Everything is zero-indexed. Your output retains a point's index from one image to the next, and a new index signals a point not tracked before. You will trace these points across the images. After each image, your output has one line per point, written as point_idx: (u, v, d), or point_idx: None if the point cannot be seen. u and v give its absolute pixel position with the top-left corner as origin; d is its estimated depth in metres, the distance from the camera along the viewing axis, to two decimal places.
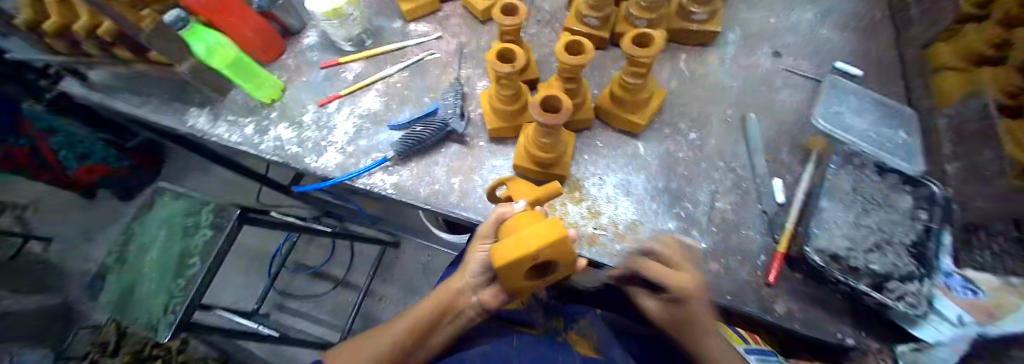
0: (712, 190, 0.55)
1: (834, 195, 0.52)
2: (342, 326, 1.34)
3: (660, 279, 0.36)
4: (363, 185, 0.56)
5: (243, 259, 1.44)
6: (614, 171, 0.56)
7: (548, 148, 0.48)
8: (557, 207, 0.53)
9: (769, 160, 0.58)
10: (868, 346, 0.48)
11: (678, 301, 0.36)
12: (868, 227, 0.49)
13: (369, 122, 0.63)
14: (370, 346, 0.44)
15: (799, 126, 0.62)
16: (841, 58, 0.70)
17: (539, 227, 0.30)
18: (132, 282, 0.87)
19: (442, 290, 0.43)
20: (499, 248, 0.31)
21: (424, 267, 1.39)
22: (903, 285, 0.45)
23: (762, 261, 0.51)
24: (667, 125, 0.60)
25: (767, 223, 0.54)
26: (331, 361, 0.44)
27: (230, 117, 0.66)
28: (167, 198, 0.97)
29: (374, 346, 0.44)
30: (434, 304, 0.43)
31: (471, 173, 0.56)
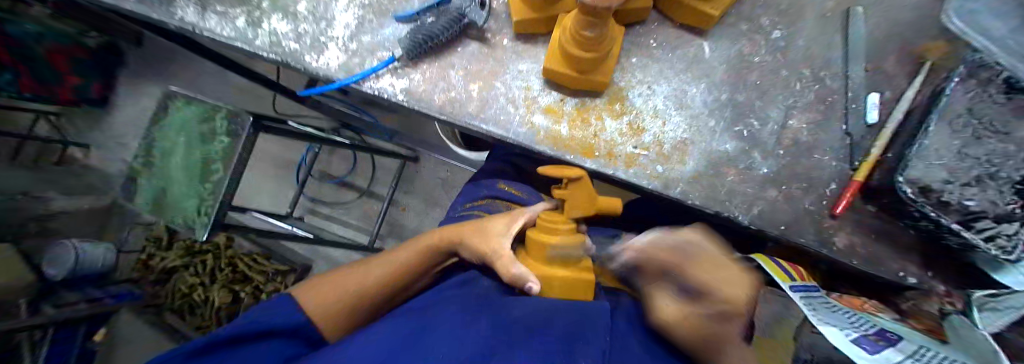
0: (788, 105, 0.46)
1: (946, 116, 0.40)
2: (371, 231, 1.42)
3: (713, 286, 0.32)
4: (371, 90, 0.49)
5: (270, 168, 1.47)
6: (668, 78, 0.46)
7: (591, 46, 0.38)
8: (592, 123, 0.46)
9: (870, 70, 0.46)
10: (931, 287, 0.44)
11: (727, 315, 0.32)
12: (974, 158, 0.39)
13: (371, 13, 0.53)
14: (355, 280, 0.44)
15: (921, 27, 0.47)
16: None
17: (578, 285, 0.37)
18: (164, 185, 0.88)
19: (446, 230, 0.46)
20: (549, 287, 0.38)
21: (444, 182, 1.37)
22: (998, 225, 0.37)
23: (830, 190, 0.44)
24: (745, 19, 0.47)
25: (848, 148, 0.45)
26: (306, 289, 0.42)
27: (218, 6, 0.54)
28: (178, 102, 0.87)
29: (359, 281, 0.43)
30: (434, 241, 0.46)
31: (492, 78, 0.48)
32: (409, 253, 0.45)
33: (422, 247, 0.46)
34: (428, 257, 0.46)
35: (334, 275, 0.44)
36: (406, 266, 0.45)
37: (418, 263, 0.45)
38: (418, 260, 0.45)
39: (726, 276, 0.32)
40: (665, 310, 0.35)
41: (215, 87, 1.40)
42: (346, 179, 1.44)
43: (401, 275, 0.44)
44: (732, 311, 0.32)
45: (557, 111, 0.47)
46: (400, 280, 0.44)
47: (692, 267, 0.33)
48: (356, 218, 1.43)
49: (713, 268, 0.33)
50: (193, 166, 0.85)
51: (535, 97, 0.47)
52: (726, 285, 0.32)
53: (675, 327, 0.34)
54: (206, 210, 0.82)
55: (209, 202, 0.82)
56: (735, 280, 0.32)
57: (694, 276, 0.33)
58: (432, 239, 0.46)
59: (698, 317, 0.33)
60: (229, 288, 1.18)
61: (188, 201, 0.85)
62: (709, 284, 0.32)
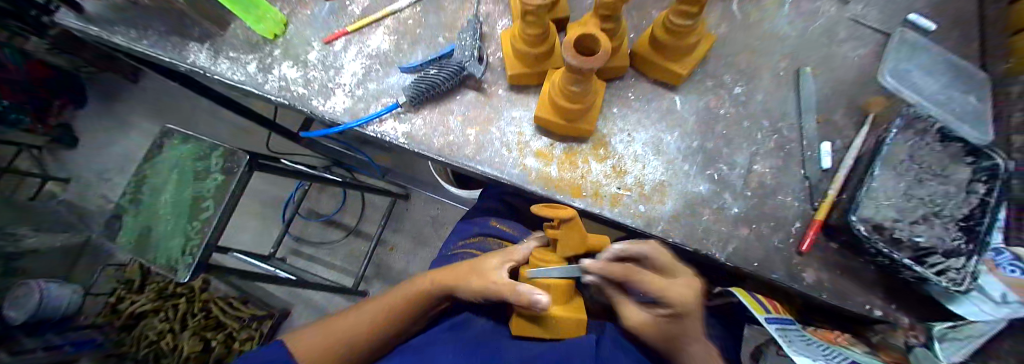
0: (752, 152, 0.51)
1: (889, 162, 0.46)
2: (356, 273, 1.39)
3: (666, 300, 0.37)
4: (374, 133, 0.52)
5: (256, 205, 1.45)
6: (645, 127, 0.52)
7: (576, 98, 0.43)
8: (579, 165, 0.50)
9: (821, 121, 0.52)
10: (899, 322, 0.45)
11: (676, 315, 0.38)
12: (919, 198, 0.45)
13: (378, 63, 0.58)
14: (353, 321, 0.44)
15: (858, 86, 0.54)
16: (919, 6, 0.59)
17: (562, 324, 0.39)
18: (148, 222, 0.85)
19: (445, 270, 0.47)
20: (531, 330, 0.40)
21: (434, 221, 1.38)
22: (946, 261, 0.42)
23: (796, 229, 0.48)
24: (710, 77, 0.54)
25: (809, 189, 0.49)
26: (305, 332, 0.43)
27: (232, 53, 0.59)
28: (175, 140, 0.88)
29: (357, 322, 0.44)
30: (432, 280, 0.46)
31: (488, 124, 0.52)
32: (403, 294, 0.46)
33: (415, 289, 0.46)
34: (427, 298, 0.46)
35: (333, 318, 0.45)
36: (404, 307, 0.45)
37: (410, 306, 0.45)
38: (416, 300, 0.46)
39: (667, 283, 0.38)
40: (633, 317, 0.40)
41: (209, 124, 1.41)
42: (334, 217, 1.43)
43: (394, 318, 0.45)
44: (683, 313, 0.37)
45: (547, 155, 0.51)
46: (393, 324, 0.45)
47: (646, 281, 0.37)
48: (341, 258, 1.41)
49: (660, 284, 0.37)
50: (182, 203, 0.84)
51: (527, 141, 0.51)
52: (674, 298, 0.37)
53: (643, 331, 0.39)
54: (192, 248, 0.80)
55: (197, 241, 0.80)
56: (674, 286, 0.37)
57: (651, 289, 0.37)
58: (430, 278, 0.47)
59: (663, 325, 0.38)
60: (199, 336, 1.12)
61: (171, 238, 0.82)
62: (662, 297, 0.37)
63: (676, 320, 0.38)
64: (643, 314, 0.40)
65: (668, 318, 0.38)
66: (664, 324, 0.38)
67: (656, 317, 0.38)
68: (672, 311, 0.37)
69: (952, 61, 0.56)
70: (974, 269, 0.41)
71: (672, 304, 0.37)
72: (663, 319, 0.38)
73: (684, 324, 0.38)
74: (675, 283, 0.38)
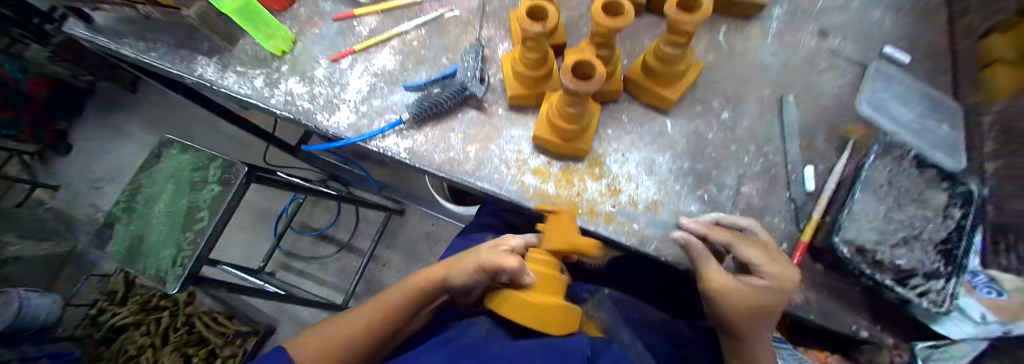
0: (739, 174, 0.53)
1: (869, 187, 0.49)
2: (347, 289, 1.36)
3: (761, 264, 0.39)
4: (376, 147, 0.54)
5: (249, 217, 1.44)
6: (638, 148, 0.54)
7: (572, 119, 0.45)
8: (575, 183, 0.52)
9: (804, 147, 0.55)
10: (885, 342, 0.46)
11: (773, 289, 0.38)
12: (899, 221, 0.47)
13: (382, 81, 0.60)
14: (349, 323, 0.45)
15: (838, 114, 0.58)
16: (893, 42, 0.64)
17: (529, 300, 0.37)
18: (141, 231, 0.84)
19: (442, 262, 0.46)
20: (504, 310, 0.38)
21: (428, 236, 1.38)
22: (927, 282, 0.44)
23: (783, 249, 0.50)
24: (699, 102, 0.57)
25: (794, 211, 0.51)
26: (306, 338, 0.44)
27: (240, 67, 0.61)
28: (173, 150, 0.88)
29: (352, 324, 0.45)
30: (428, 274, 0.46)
31: (488, 141, 0.54)
32: (399, 290, 0.46)
33: (410, 287, 0.46)
34: (423, 292, 0.45)
35: (333, 321, 0.46)
36: (398, 305, 0.45)
37: (406, 306, 0.45)
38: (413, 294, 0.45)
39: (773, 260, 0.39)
40: (711, 281, 0.40)
41: (207, 135, 1.41)
42: (328, 231, 1.42)
43: (389, 317, 0.45)
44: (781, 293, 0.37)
45: (544, 172, 0.53)
46: (389, 325, 0.45)
47: (749, 252, 0.40)
48: (332, 273, 1.39)
49: (763, 252, 0.40)
50: (177, 213, 0.83)
51: (525, 159, 0.53)
52: (774, 268, 0.38)
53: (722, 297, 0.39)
54: (182, 259, 0.79)
55: (188, 253, 0.79)
56: (780, 265, 0.39)
57: (750, 255, 0.40)
58: (426, 272, 0.46)
59: (757, 294, 0.38)
60: (181, 352, 1.09)
61: (162, 249, 0.81)
62: (761, 263, 0.39)
63: (774, 291, 0.38)
64: (728, 279, 0.40)
65: (760, 285, 0.38)
66: (758, 292, 0.38)
67: (744, 283, 0.39)
68: (767, 277, 0.38)
69: (927, 92, 0.60)
70: (952, 291, 0.43)
71: (772, 273, 0.38)
72: (761, 289, 0.38)
73: (778, 296, 0.37)
74: (779, 258, 0.40)
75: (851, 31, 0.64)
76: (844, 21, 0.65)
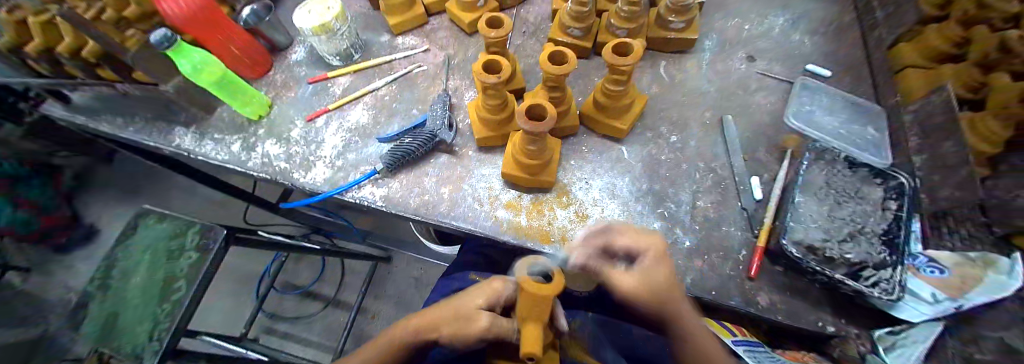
0: (694, 189, 0.58)
1: (809, 189, 0.54)
2: (334, 346, 1.30)
3: (640, 249, 0.37)
4: (353, 198, 0.56)
5: (229, 281, 1.40)
6: (600, 174, 0.58)
7: (535, 155, 0.49)
8: (546, 213, 0.55)
9: (748, 159, 0.61)
10: (848, 332, 0.48)
11: (654, 262, 0.37)
12: (842, 219, 0.51)
13: (357, 135, 0.63)
14: None
15: (775, 126, 0.64)
16: (813, 60, 0.72)
17: None
18: (115, 309, 0.79)
19: (433, 311, 0.46)
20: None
21: (416, 281, 1.36)
22: (878, 272, 0.47)
23: (743, 256, 0.53)
24: (649, 129, 0.63)
25: (748, 219, 0.55)
26: None
27: (217, 135, 0.64)
28: (150, 219, 0.87)
29: None
30: (419, 322, 0.46)
31: (460, 182, 0.57)
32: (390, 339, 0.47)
33: (402, 334, 0.46)
34: (414, 341, 0.46)
35: None
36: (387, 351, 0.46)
37: (392, 356, 0.46)
38: (403, 343, 0.46)
39: (637, 235, 0.38)
40: (626, 285, 0.37)
41: (184, 200, 1.40)
42: (312, 287, 1.38)
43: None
44: (661, 257, 0.37)
45: (516, 205, 0.55)
46: None
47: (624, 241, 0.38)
48: (319, 331, 1.33)
49: (633, 235, 0.38)
50: (154, 285, 0.80)
51: (497, 195, 0.56)
52: (648, 244, 0.37)
53: (637, 293, 0.36)
54: (159, 333, 0.75)
55: (166, 324, 0.75)
56: (643, 236, 0.38)
57: (629, 246, 0.37)
58: (417, 321, 0.47)
59: (654, 280, 0.36)
60: None
61: (138, 325, 0.76)
62: (639, 246, 0.37)
63: (654, 270, 0.36)
64: (632, 278, 0.37)
65: (648, 270, 0.36)
66: (653, 277, 0.36)
67: (642, 274, 0.36)
68: (651, 259, 0.37)
69: (848, 99, 0.67)
70: (900, 278, 0.46)
71: (649, 250, 0.37)
72: (649, 273, 0.36)
73: (664, 269, 0.37)
74: (642, 234, 0.38)
75: (774, 53, 0.73)
76: (767, 46, 0.74)
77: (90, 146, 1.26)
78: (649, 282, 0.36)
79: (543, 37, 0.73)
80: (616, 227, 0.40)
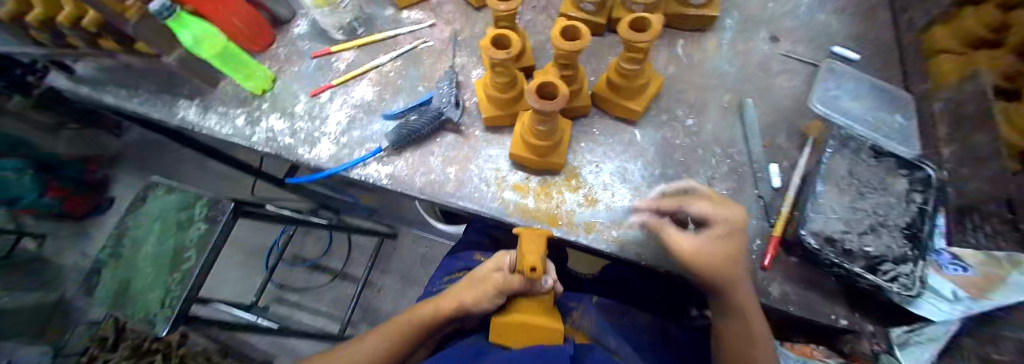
0: (709, 176, 0.56)
1: (829, 179, 0.51)
2: (342, 318, 1.34)
3: (712, 218, 0.40)
4: (359, 176, 0.55)
5: (240, 253, 1.43)
6: (611, 158, 0.56)
7: (544, 136, 0.47)
8: (553, 197, 0.53)
9: (767, 146, 0.58)
10: (863, 328, 0.47)
11: (724, 233, 0.39)
12: (863, 211, 0.49)
13: (361, 111, 0.62)
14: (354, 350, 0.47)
15: (797, 111, 0.61)
16: (842, 42, 0.68)
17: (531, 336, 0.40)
18: (129, 276, 0.81)
19: (453, 297, 0.48)
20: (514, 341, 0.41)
21: (422, 258, 1.38)
22: (897, 267, 0.45)
23: (756, 244, 0.51)
24: (664, 111, 0.60)
25: (763, 208, 0.54)
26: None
27: (220, 108, 0.63)
28: (159, 192, 0.87)
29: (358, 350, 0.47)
30: (440, 308, 0.48)
31: (467, 162, 0.56)
32: (409, 321, 0.48)
33: (420, 318, 0.48)
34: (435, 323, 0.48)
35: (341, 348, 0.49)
36: (408, 331, 0.48)
37: (410, 339, 0.48)
38: (424, 325, 0.48)
39: (718, 205, 0.41)
40: (683, 246, 0.40)
41: (194, 174, 1.41)
42: (321, 261, 1.41)
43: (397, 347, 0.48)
44: (734, 230, 0.39)
45: (523, 188, 0.54)
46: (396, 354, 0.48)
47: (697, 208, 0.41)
48: (327, 304, 1.36)
49: (712, 204, 0.41)
50: (164, 255, 0.81)
51: (504, 176, 0.55)
52: (724, 216, 0.40)
53: (693, 257, 0.40)
54: (171, 301, 0.77)
55: (176, 293, 0.77)
56: (726, 210, 0.40)
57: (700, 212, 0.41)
58: (436, 306, 0.48)
59: (716, 245, 0.39)
60: None
61: (151, 293, 0.78)
62: (705, 214, 0.40)
63: (725, 239, 0.40)
64: (692, 242, 0.40)
65: (714, 236, 0.40)
66: (713, 245, 0.39)
67: (706, 240, 0.40)
68: (720, 229, 0.39)
69: (878, 84, 0.63)
70: (922, 274, 0.44)
71: (718, 222, 0.39)
72: (710, 243, 0.39)
73: (730, 239, 0.39)
74: (727, 207, 0.40)
75: (801, 34, 0.69)
76: (794, 25, 0.69)
77: (97, 116, 1.27)
78: (713, 248, 0.39)
79: (554, 12, 0.69)
80: (702, 196, 0.43)
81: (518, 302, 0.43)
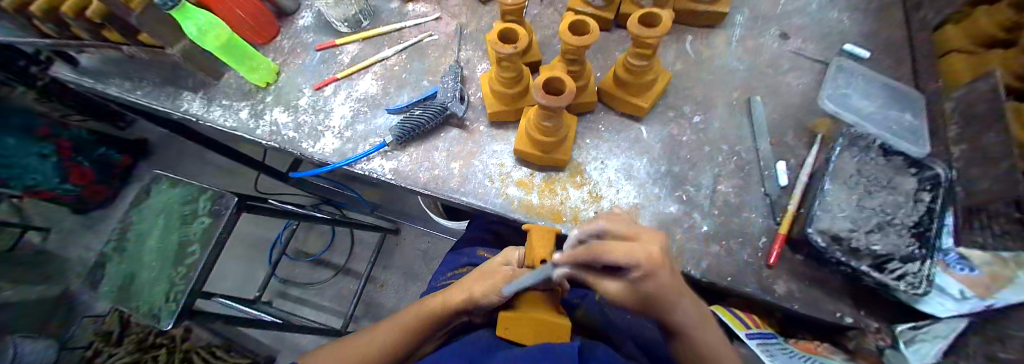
0: (716, 173, 0.55)
1: (838, 177, 0.51)
2: (345, 312, 1.35)
3: (633, 271, 0.27)
4: (362, 170, 0.55)
5: (243, 246, 1.43)
6: (617, 154, 0.56)
7: (549, 132, 0.47)
8: (558, 192, 0.53)
9: (775, 143, 0.58)
10: (867, 326, 0.47)
11: (646, 277, 0.27)
12: (871, 209, 0.48)
13: (366, 106, 0.61)
14: (366, 342, 0.48)
15: (805, 109, 0.60)
16: (852, 39, 0.67)
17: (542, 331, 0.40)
18: (133, 270, 0.81)
19: (459, 292, 0.47)
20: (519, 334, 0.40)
21: (424, 254, 1.38)
22: (904, 265, 0.44)
23: (762, 243, 0.51)
24: (671, 107, 0.60)
25: (770, 205, 0.53)
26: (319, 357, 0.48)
27: (225, 101, 0.63)
28: (164, 185, 0.88)
29: (370, 341, 0.48)
30: (446, 303, 0.47)
31: (471, 157, 0.56)
32: (417, 315, 0.48)
33: (428, 312, 0.48)
34: (441, 316, 0.48)
35: (352, 340, 0.50)
36: (416, 325, 0.48)
37: (419, 332, 0.48)
38: (433, 318, 0.48)
39: (630, 250, 0.27)
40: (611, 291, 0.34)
41: (198, 168, 1.42)
42: (323, 255, 1.41)
43: (406, 341, 0.48)
44: (657, 273, 0.27)
45: (528, 184, 0.54)
46: (405, 348, 0.48)
47: (613, 261, 0.27)
48: (330, 298, 1.37)
49: (624, 249, 0.27)
50: (168, 249, 0.82)
51: (508, 172, 0.55)
52: (643, 264, 0.26)
53: (624, 297, 0.33)
54: (174, 295, 0.77)
55: (180, 287, 0.77)
56: (636, 252, 0.26)
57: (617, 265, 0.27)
58: (444, 299, 0.48)
59: (643, 292, 0.29)
60: None
61: (154, 286, 0.79)
62: (633, 266, 0.27)
63: (649, 288, 0.29)
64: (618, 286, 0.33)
65: (640, 283, 0.29)
66: (643, 291, 0.30)
67: (635, 287, 0.30)
68: (641, 277, 0.27)
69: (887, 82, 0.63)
70: (929, 272, 0.43)
71: (640, 270, 0.27)
72: (638, 289, 0.30)
73: (660, 282, 0.28)
74: (638, 244, 0.27)
75: (811, 31, 0.68)
76: (803, 22, 0.69)
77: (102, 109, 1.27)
78: (642, 294, 0.30)
79: (561, 7, 0.69)
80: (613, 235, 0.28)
81: (529, 295, 0.43)
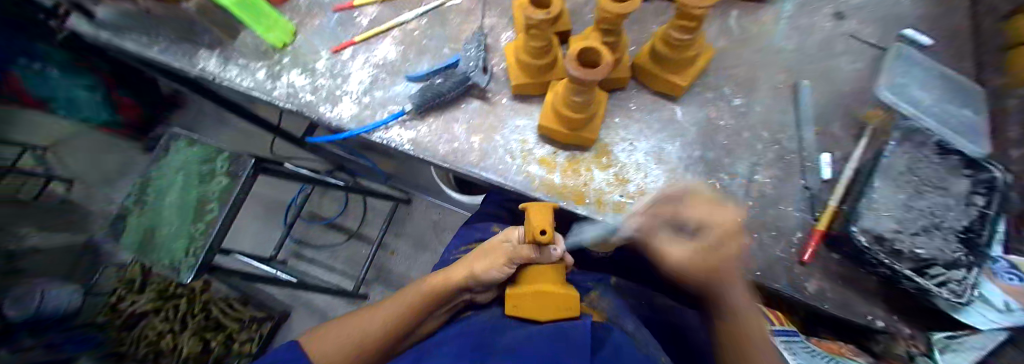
0: (753, 162, 0.52)
1: (887, 174, 0.47)
2: (356, 276, 1.38)
3: (707, 224, 0.28)
4: (380, 139, 0.53)
5: (260, 207, 1.46)
6: (647, 137, 0.53)
7: (580, 108, 0.44)
8: (582, 173, 0.51)
9: (819, 133, 0.54)
10: (898, 331, 0.45)
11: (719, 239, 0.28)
12: (919, 210, 0.45)
13: (384, 72, 0.59)
14: (369, 317, 0.48)
15: (853, 98, 0.56)
16: (914, 23, 0.61)
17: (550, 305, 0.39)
18: (154, 224, 0.83)
19: (463, 267, 0.47)
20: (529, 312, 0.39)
21: (434, 225, 1.39)
22: (948, 272, 0.41)
23: (797, 238, 0.48)
24: (709, 88, 0.55)
25: (809, 199, 0.50)
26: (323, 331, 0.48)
27: (241, 61, 0.61)
28: (182, 143, 0.88)
29: (373, 317, 0.48)
30: (452, 278, 0.47)
31: (493, 132, 0.53)
32: (420, 291, 0.48)
33: (432, 288, 0.47)
34: (444, 292, 0.47)
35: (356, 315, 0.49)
36: (418, 301, 0.47)
37: (422, 306, 0.47)
38: (436, 294, 0.47)
39: (709, 210, 0.28)
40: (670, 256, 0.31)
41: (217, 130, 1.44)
42: (337, 220, 1.44)
43: (408, 316, 0.47)
44: (732, 234, 0.28)
45: (551, 162, 0.51)
46: (407, 324, 0.47)
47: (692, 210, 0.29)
48: (342, 261, 1.40)
49: (707, 203, 0.29)
50: (188, 206, 0.83)
51: (531, 149, 0.52)
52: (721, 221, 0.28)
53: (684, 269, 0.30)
54: (194, 250, 0.79)
55: (200, 243, 0.79)
56: (723, 212, 0.28)
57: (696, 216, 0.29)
58: (448, 276, 0.47)
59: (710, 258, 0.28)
60: (199, 336, 0.94)
61: (176, 240, 0.81)
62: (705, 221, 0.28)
63: (715, 250, 0.28)
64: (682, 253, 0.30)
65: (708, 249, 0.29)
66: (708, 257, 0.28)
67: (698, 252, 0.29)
68: (714, 235, 0.28)
69: (948, 73, 0.57)
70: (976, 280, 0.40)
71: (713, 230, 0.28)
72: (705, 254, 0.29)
73: (731, 248, 0.28)
74: (720, 206, 0.29)
75: (870, 11, 0.61)
76: (862, 1, 0.62)
77: None
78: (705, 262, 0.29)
79: None
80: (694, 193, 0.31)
81: (530, 269, 0.42)
